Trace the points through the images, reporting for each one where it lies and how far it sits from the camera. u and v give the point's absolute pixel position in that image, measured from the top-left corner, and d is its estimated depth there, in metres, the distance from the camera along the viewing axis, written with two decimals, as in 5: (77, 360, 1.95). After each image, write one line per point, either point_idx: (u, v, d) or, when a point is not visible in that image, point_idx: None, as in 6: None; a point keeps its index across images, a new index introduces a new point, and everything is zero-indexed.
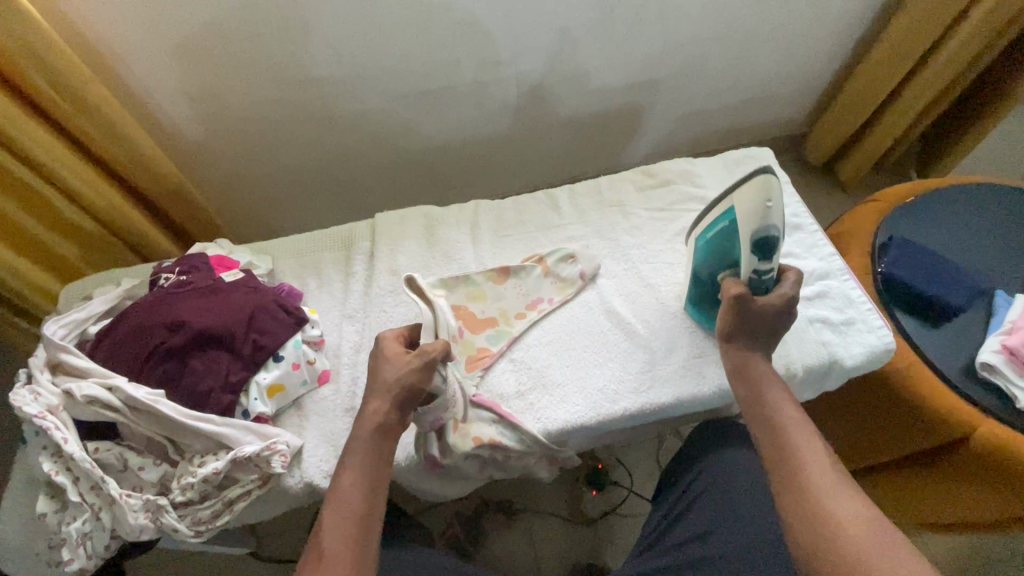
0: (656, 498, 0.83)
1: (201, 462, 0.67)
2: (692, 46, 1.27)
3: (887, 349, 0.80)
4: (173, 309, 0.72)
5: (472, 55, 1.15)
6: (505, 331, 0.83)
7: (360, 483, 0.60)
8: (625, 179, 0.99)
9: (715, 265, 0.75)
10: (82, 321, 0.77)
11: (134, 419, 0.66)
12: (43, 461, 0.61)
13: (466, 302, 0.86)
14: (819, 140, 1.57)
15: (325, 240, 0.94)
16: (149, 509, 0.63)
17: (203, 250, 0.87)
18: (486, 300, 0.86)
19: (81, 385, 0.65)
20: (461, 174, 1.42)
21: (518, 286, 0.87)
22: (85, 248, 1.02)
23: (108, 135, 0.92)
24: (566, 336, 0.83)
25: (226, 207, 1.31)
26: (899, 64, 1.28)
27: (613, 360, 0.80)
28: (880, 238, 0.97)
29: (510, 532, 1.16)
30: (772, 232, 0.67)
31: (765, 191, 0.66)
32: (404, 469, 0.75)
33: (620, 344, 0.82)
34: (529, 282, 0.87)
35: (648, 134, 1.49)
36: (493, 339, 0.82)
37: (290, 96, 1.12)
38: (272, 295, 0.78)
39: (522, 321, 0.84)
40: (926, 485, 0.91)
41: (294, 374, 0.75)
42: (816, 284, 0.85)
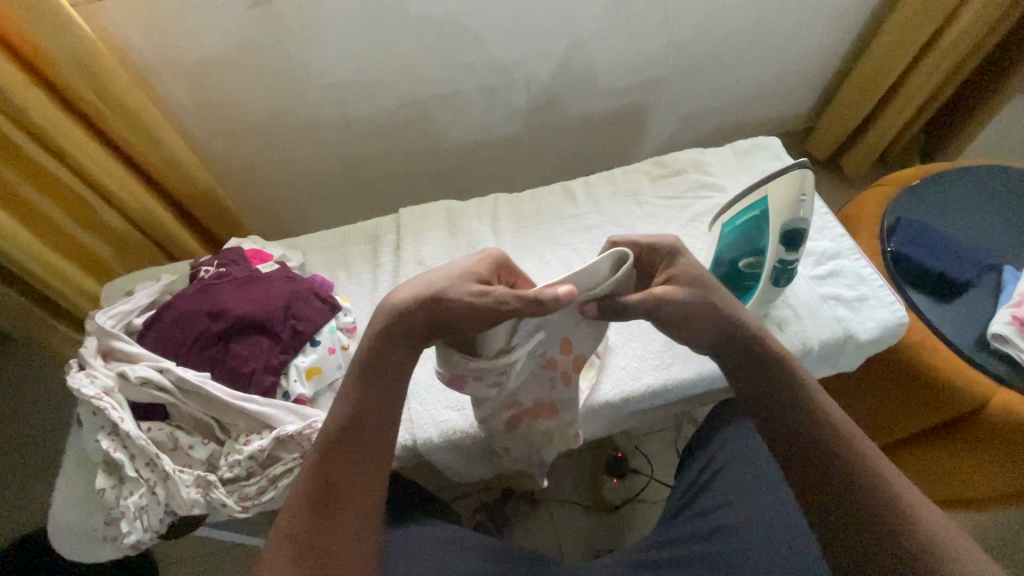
0: (678, 474, 0.85)
1: (246, 440, 0.70)
2: (696, 44, 1.32)
3: (899, 323, 0.82)
4: (216, 297, 0.76)
5: (485, 58, 1.20)
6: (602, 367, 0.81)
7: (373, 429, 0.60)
8: (639, 170, 1.03)
9: (744, 247, 0.76)
10: (128, 313, 0.81)
11: (183, 400, 0.70)
12: (101, 439, 0.65)
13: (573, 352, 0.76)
14: (823, 133, 1.61)
15: (353, 234, 0.98)
16: (200, 484, 0.67)
17: (238, 245, 0.91)
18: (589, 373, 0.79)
19: (134, 367, 0.69)
20: (474, 175, 1.47)
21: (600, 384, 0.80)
22: (120, 249, 1.07)
23: (144, 140, 0.97)
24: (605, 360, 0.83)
25: (250, 210, 1.36)
26: (898, 55, 1.32)
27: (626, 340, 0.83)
28: (889, 220, 1.00)
29: (533, 520, 1.19)
30: (801, 224, 0.70)
31: (801, 183, 0.68)
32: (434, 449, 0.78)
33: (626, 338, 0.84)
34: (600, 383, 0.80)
35: (656, 132, 1.53)
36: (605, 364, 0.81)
37: (312, 101, 1.16)
38: (306, 284, 0.82)
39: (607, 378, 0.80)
40: (945, 459, 0.92)
41: (330, 358, 0.78)
42: (827, 263, 0.88)
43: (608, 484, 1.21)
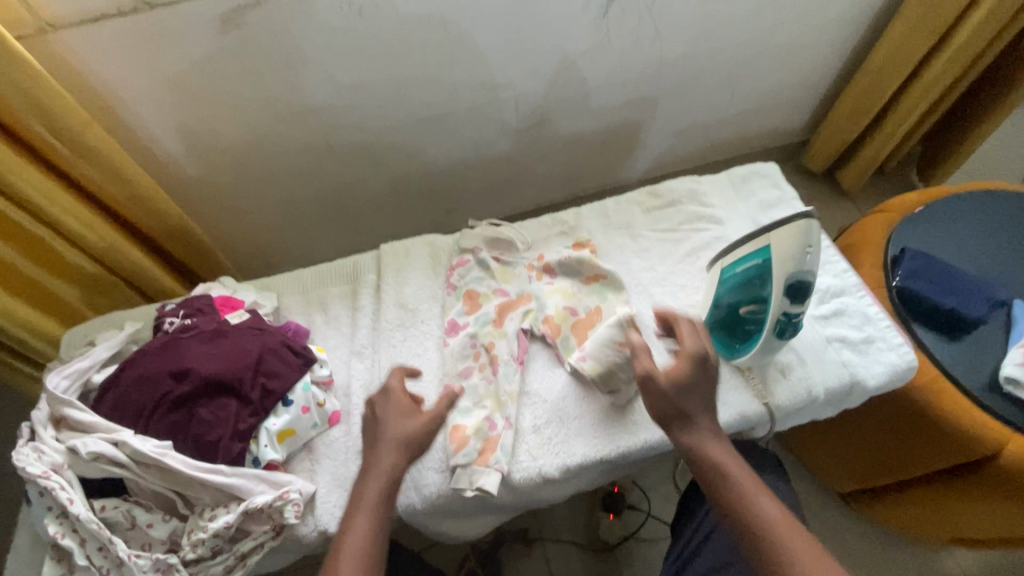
0: (674, 531, 0.82)
1: (211, 515, 0.64)
2: (689, 61, 1.27)
3: (908, 367, 0.78)
4: (178, 356, 0.70)
5: (470, 81, 1.15)
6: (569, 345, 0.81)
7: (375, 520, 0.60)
8: (631, 201, 0.98)
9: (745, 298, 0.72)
10: (85, 370, 0.75)
11: (142, 474, 0.64)
12: (49, 524, 0.59)
13: (555, 313, 0.83)
14: (819, 149, 1.57)
15: (330, 273, 0.92)
16: (159, 569, 0.61)
17: (207, 290, 0.85)
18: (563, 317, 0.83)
19: (85, 442, 0.63)
20: (461, 198, 1.42)
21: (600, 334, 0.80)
22: (86, 290, 1.00)
23: (108, 177, 0.91)
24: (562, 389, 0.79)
25: (228, 240, 1.30)
26: (897, 70, 1.28)
27: (588, 417, 0.76)
28: (893, 250, 0.96)
29: (527, 563, 1.13)
30: (808, 276, 0.67)
31: (806, 234, 0.65)
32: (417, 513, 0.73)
33: (598, 405, 0.77)
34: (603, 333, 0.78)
35: (647, 149, 1.49)
36: (566, 343, 0.81)
37: (290, 127, 1.11)
38: (279, 335, 0.76)
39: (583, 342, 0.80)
40: (954, 505, 0.88)
41: (304, 418, 0.73)
42: (831, 302, 0.83)
43: (605, 522, 1.16)
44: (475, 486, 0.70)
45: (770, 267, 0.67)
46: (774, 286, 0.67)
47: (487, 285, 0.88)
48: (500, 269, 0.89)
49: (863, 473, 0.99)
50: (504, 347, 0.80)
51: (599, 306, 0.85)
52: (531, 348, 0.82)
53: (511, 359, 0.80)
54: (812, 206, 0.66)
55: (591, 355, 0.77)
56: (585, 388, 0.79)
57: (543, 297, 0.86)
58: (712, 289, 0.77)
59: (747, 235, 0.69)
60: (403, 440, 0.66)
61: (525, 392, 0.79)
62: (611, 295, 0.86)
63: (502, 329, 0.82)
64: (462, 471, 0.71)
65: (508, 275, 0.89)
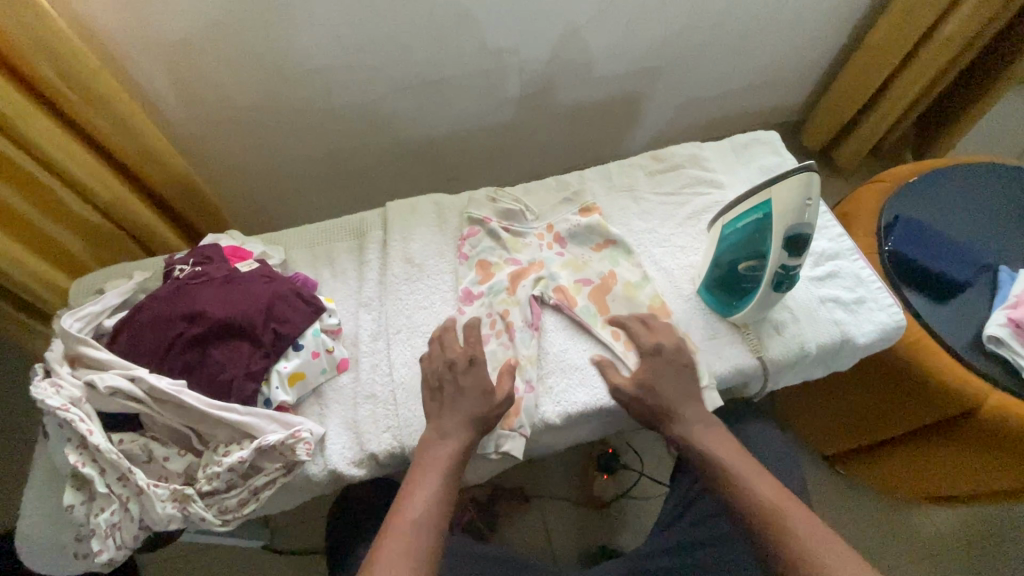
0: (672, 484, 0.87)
1: (226, 451, 0.67)
2: (693, 32, 1.28)
3: (898, 327, 0.81)
4: (191, 299, 0.72)
5: (474, 46, 1.14)
6: (595, 319, 0.82)
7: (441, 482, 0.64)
8: (635, 164, 0.99)
9: (744, 252, 0.75)
10: (97, 314, 0.76)
11: (158, 410, 0.66)
12: (68, 453, 0.61)
13: (568, 284, 0.84)
14: (817, 126, 1.59)
15: (337, 229, 0.93)
16: (176, 499, 0.63)
17: (215, 241, 0.86)
18: (579, 291, 0.84)
19: (103, 377, 0.64)
20: (462, 165, 1.43)
21: (634, 324, 0.82)
22: (91, 242, 1.01)
23: (113, 126, 0.91)
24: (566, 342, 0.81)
25: (231, 201, 1.30)
26: (897, 46, 1.29)
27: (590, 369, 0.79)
28: (887, 218, 0.99)
29: (523, 518, 1.17)
30: (806, 230, 0.68)
31: (806, 188, 0.65)
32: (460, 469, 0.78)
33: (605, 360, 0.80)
34: (656, 340, 0.80)
35: (649, 122, 1.50)
36: (587, 311, 0.82)
37: (293, 87, 1.10)
38: (289, 284, 0.78)
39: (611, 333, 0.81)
40: (933, 460, 0.93)
41: (314, 363, 0.75)
42: (825, 264, 0.86)
43: (599, 481, 1.21)
44: (502, 450, 0.73)
45: (770, 220, 0.69)
46: (772, 242, 0.69)
47: (498, 256, 0.88)
48: (509, 239, 0.89)
49: (845, 434, 1.04)
50: (519, 314, 0.81)
51: (611, 270, 0.86)
52: (544, 314, 0.84)
53: (524, 325, 0.81)
54: (811, 160, 0.64)
55: None
56: (587, 342, 0.81)
57: (556, 267, 0.86)
58: (714, 247, 0.80)
59: (751, 190, 0.71)
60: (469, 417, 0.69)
61: (541, 351, 0.81)
62: (623, 259, 0.88)
63: (516, 295, 0.83)
64: (490, 438, 0.73)
65: (519, 245, 0.88)
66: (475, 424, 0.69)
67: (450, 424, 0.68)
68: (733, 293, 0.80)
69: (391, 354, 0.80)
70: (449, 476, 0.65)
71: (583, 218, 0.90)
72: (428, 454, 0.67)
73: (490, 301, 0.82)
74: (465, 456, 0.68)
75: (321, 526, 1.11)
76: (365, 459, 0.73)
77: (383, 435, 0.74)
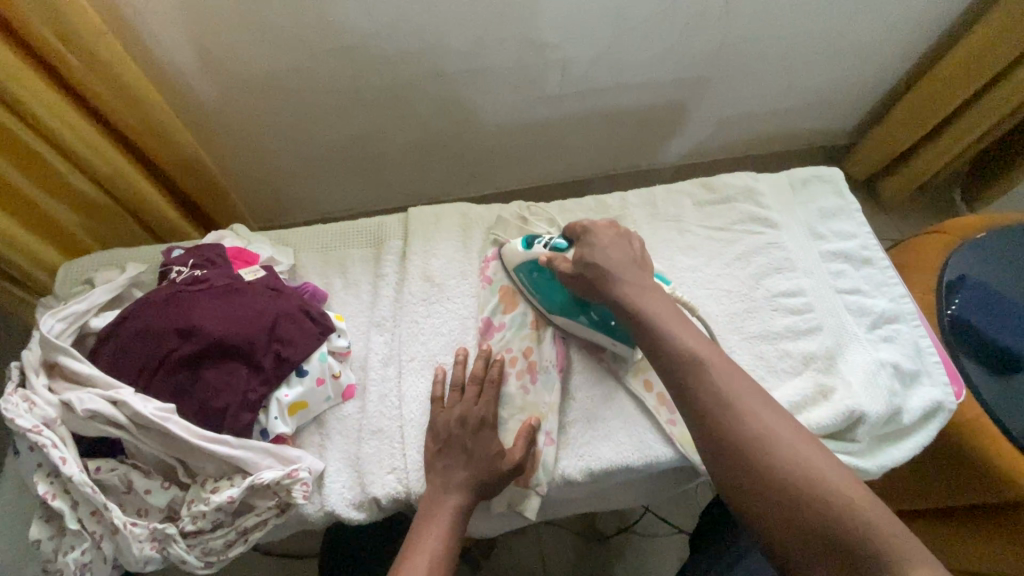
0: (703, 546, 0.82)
1: (213, 488, 0.60)
2: (753, 44, 1.17)
3: (952, 406, 0.74)
4: (186, 312, 0.64)
5: (518, 37, 1.04)
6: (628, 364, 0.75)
7: (443, 542, 0.58)
8: (683, 192, 0.91)
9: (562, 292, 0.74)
10: (82, 314, 0.68)
11: (141, 437, 0.59)
12: (37, 483, 0.54)
13: None
14: (863, 155, 1.49)
15: (353, 234, 0.86)
16: (155, 539, 0.57)
17: (219, 239, 0.78)
18: None
19: (82, 397, 0.57)
20: (487, 162, 1.34)
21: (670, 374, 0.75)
22: (86, 217, 0.93)
23: (115, 94, 0.82)
24: (594, 391, 0.74)
25: (239, 179, 1.21)
26: (961, 84, 1.19)
27: (618, 423, 0.72)
28: (949, 276, 0.91)
29: (520, 546, 1.13)
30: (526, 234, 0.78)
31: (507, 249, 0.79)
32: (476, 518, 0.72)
33: (635, 414, 0.73)
34: None
35: (690, 133, 1.40)
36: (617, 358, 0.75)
37: (315, 65, 1.01)
38: (297, 298, 0.71)
39: (644, 386, 0.73)
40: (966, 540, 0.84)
41: (318, 391, 0.69)
42: (882, 328, 0.79)
43: (602, 513, 1.16)
44: (516, 509, 0.68)
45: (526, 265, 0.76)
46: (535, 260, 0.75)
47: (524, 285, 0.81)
48: None
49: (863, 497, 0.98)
50: (542, 354, 0.75)
51: None
52: (570, 358, 0.77)
53: (549, 368, 0.74)
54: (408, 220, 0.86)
55: (683, 422, 0.71)
56: (618, 390, 0.75)
57: None
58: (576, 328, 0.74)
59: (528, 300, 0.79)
60: (484, 469, 0.63)
61: (564, 399, 0.74)
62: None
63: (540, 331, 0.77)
64: (506, 491, 0.68)
65: None
66: (484, 472, 0.63)
67: (455, 476, 0.63)
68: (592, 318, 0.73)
69: (402, 384, 0.73)
70: (454, 535, 0.60)
71: None
72: (431, 512, 0.61)
73: (509, 335, 0.76)
74: (465, 515, 0.62)
75: (310, 535, 1.06)
76: (366, 502, 0.66)
77: (386, 477, 0.67)
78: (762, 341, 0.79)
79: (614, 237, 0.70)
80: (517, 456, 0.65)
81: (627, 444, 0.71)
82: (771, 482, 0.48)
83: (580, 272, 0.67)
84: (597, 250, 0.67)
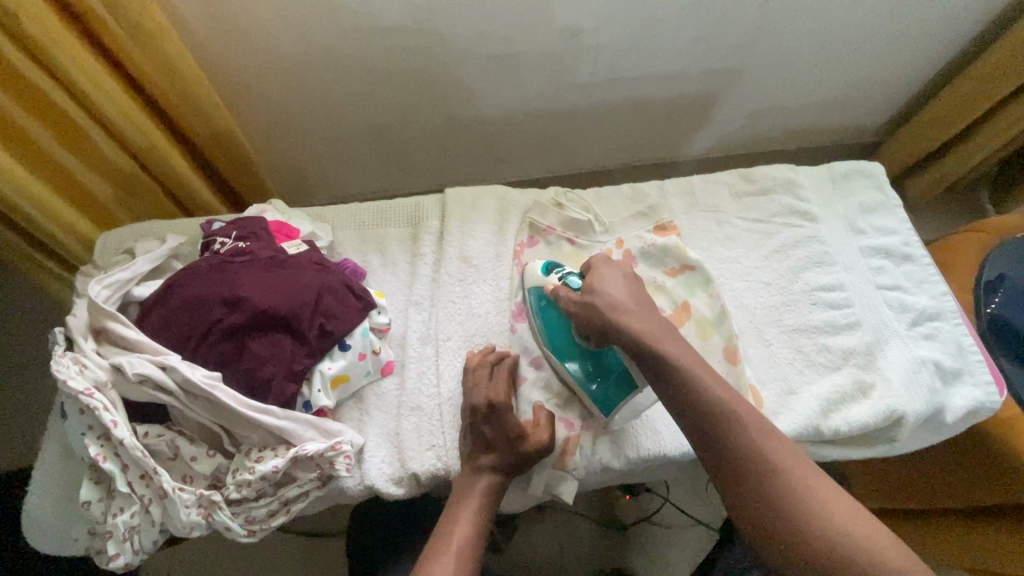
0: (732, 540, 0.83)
1: (258, 458, 0.60)
2: (787, 37, 1.16)
3: (992, 405, 0.74)
4: (231, 282, 0.64)
5: (553, 23, 1.03)
6: None
7: (477, 519, 0.59)
8: (721, 181, 0.90)
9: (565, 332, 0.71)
10: (126, 282, 0.69)
11: (188, 404, 0.59)
12: (89, 444, 0.55)
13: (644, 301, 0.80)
14: (890, 154, 1.47)
15: (389, 212, 0.85)
16: (201, 505, 0.58)
17: (260, 212, 0.78)
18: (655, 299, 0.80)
19: (132, 361, 0.58)
20: (513, 149, 1.33)
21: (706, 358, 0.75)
22: (120, 191, 0.92)
23: (156, 67, 0.81)
24: None
25: (268, 157, 1.21)
26: (995, 87, 1.17)
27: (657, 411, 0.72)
28: (989, 275, 0.91)
29: (537, 532, 1.13)
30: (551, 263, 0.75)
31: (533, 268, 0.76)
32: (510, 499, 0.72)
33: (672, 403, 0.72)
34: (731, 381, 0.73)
35: (717, 126, 1.38)
36: None
37: (348, 45, 1.00)
38: (339, 274, 0.71)
39: None
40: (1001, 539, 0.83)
41: (359, 366, 0.69)
42: (922, 325, 0.79)
43: (620, 501, 1.15)
44: (553, 491, 0.68)
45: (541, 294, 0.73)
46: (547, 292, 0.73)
47: None
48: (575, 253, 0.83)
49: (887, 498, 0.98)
50: None
51: (687, 301, 0.79)
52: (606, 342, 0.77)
53: None
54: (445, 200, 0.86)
55: None
56: None
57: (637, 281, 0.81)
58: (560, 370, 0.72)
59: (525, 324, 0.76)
60: (519, 447, 0.64)
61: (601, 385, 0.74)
62: (701, 290, 0.79)
63: None
64: (542, 474, 0.68)
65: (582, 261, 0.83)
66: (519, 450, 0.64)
67: (491, 456, 0.63)
68: (603, 385, 0.69)
69: (440, 363, 0.73)
70: (486, 509, 0.60)
71: (658, 238, 0.82)
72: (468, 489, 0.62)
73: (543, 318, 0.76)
74: (498, 492, 0.62)
75: (335, 511, 1.06)
76: (405, 478, 0.67)
77: (426, 454, 0.67)
78: (801, 334, 0.78)
79: (621, 273, 0.66)
80: (543, 439, 0.65)
81: (666, 432, 0.70)
82: (750, 477, 0.50)
83: (586, 302, 0.63)
84: (605, 283, 0.64)
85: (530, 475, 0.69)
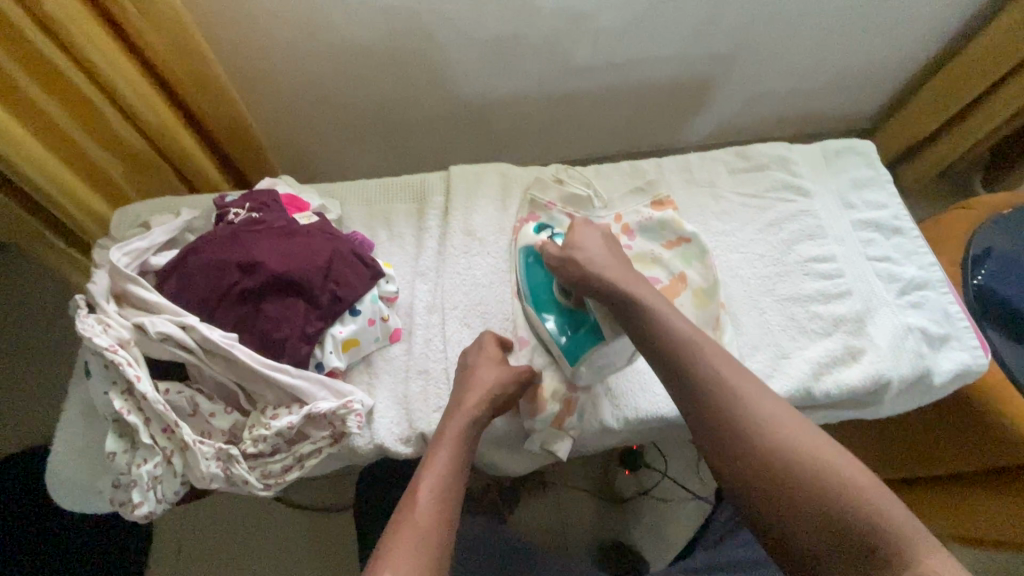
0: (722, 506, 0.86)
1: (274, 415, 0.63)
2: (783, 22, 1.18)
3: (978, 369, 0.77)
4: (247, 248, 0.67)
5: (555, 6, 1.05)
6: None
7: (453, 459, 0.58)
8: (718, 158, 0.93)
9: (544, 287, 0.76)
10: (144, 251, 0.71)
11: (206, 362, 0.62)
12: (113, 398, 0.57)
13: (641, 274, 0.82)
14: (884, 140, 1.50)
15: (396, 189, 0.88)
16: (220, 457, 0.61)
17: (272, 186, 0.81)
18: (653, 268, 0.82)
19: (154, 321, 0.60)
20: (514, 133, 1.35)
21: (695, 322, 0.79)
22: (131, 168, 0.95)
23: (169, 46, 0.84)
24: None
25: (274, 139, 1.23)
26: (986, 71, 1.19)
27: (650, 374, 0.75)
28: (976, 249, 0.94)
29: (539, 506, 1.16)
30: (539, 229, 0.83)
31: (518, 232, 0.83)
32: (512, 460, 0.75)
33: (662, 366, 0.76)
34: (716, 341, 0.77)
35: (713, 112, 1.41)
36: None
37: (354, 27, 1.02)
38: (349, 243, 0.73)
39: None
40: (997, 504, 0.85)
41: (369, 331, 0.71)
42: (910, 294, 0.82)
43: (621, 476, 1.18)
44: (549, 449, 0.71)
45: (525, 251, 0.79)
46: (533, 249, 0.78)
47: None
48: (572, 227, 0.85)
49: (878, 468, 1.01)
50: None
51: (683, 272, 0.81)
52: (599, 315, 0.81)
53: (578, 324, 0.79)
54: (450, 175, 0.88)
55: None
56: None
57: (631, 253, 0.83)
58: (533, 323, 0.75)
59: (503, 282, 0.80)
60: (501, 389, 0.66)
61: None
62: (696, 261, 0.82)
63: None
64: (541, 434, 0.71)
65: None
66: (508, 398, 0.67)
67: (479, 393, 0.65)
68: (573, 337, 0.73)
69: (447, 330, 0.75)
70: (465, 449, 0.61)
71: (656, 211, 0.84)
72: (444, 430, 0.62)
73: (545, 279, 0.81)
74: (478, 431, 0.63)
75: (342, 483, 1.09)
76: (413, 437, 0.69)
77: (433, 415, 0.70)
78: (794, 303, 0.81)
79: (600, 233, 0.74)
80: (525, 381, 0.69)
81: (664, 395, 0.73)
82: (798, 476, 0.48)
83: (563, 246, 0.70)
84: (586, 242, 0.71)
85: (529, 435, 0.72)
